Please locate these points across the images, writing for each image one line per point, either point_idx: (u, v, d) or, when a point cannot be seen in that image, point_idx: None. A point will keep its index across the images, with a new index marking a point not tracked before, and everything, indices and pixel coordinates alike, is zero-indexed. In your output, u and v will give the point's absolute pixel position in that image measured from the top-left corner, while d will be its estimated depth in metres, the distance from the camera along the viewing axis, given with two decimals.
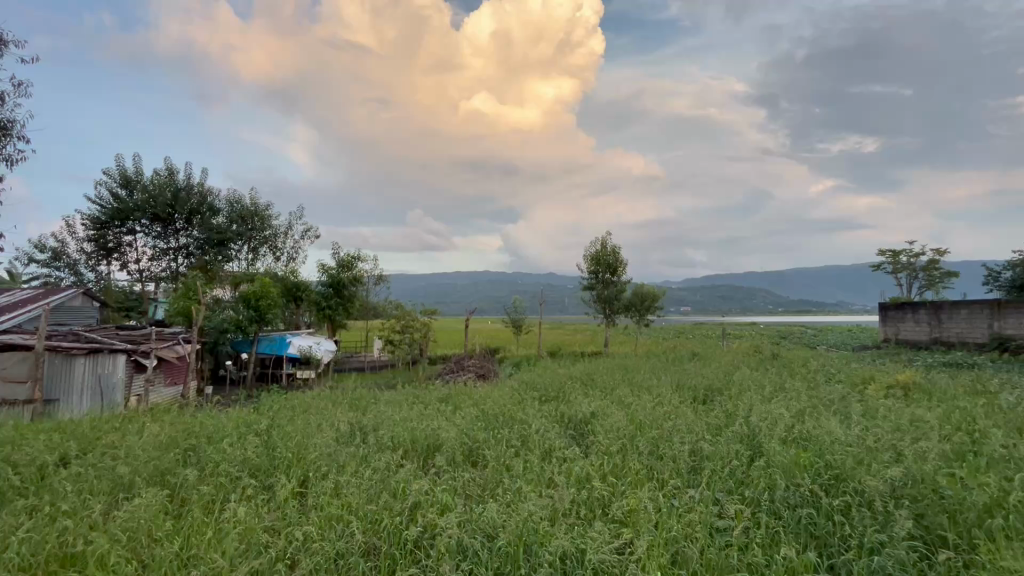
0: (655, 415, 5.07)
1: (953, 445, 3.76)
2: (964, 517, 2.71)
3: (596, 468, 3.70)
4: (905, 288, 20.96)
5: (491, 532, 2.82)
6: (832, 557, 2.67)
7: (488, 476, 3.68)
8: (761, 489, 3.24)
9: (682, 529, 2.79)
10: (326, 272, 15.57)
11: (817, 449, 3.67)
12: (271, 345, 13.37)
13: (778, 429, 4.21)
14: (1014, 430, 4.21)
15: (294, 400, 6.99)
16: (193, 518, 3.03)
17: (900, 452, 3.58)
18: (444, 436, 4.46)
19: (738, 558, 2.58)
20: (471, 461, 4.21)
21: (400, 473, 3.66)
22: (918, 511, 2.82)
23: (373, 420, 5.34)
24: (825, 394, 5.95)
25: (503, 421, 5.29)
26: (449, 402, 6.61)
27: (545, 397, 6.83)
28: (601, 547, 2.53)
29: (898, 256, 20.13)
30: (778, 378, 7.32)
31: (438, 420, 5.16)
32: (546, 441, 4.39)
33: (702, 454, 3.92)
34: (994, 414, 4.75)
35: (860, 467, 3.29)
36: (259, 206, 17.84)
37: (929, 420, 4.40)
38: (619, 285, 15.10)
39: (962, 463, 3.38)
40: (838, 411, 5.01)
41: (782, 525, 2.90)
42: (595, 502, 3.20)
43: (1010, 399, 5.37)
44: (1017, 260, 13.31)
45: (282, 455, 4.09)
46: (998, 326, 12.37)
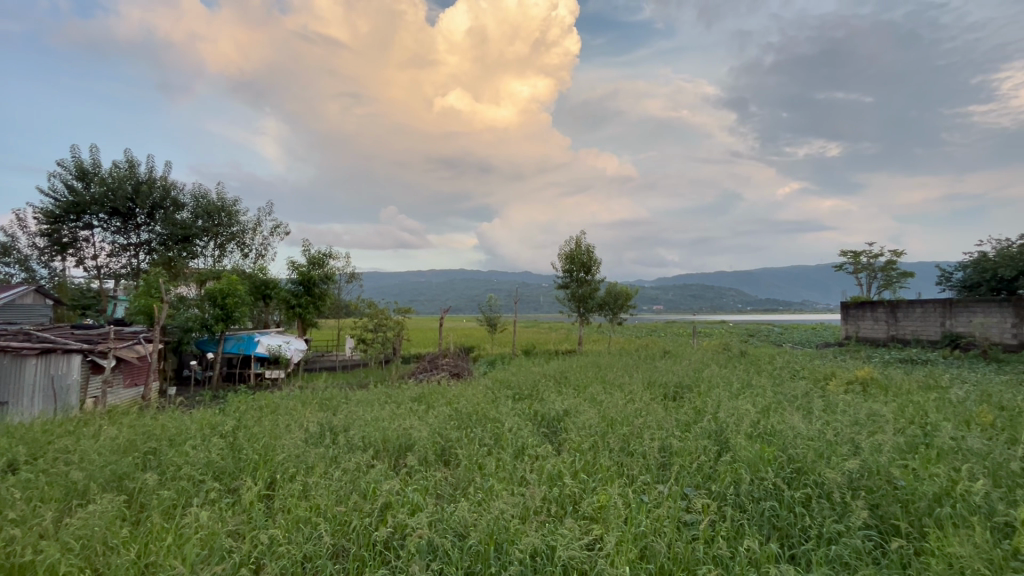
0: (626, 412, 5.15)
1: (906, 438, 3.93)
2: (916, 506, 2.85)
3: (567, 465, 3.73)
4: (864, 287, 21.81)
5: (463, 531, 2.82)
6: (793, 548, 2.77)
7: (460, 475, 3.67)
8: (727, 483, 3.33)
9: (651, 523, 2.85)
10: (296, 270, 15.24)
11: (780, 444, 3.80)
12: (239, 344, 12.96)
13: (744, 424, 4.32)
14: (961, 423, 4.44)
15: (261, 400, 6.80)
16: (152, 524, 2.93)
17: (857, 444, 3.73)
18: (416, 435, 4.41)
19: (704, 550, 2.64)
20: (444, 460, 4.18)
21: (371, 474, 3.62)
22: (873, 501, 2.94)
23: (343, 420, 5.25)
24: (789, 390, 6.16)
25: (476, 420, 5.27)
26: (422, 401, 6.55)
27: (519, 395, 6.84)
28: (571, 544, 2.55)
29: (859, 256, 20.92)
30: (745, 374, 7.53)
31: (410, 419, 5.10)
32: (519, 440, 4.40)
33: (671, 449, 4.00)
34: (945, 407, 5.01)
35: (819, 461, 3.42)
36: (226, 201, 17.33)
37: (885, 415, 4.60)
38: (593, 284, 15.24)
39: (915, 455, 3.55)
40: (800, 407, 5.19)
41: (745, 518, 2.98)
42: (565, 499, 3.23)
43: (960, 394, 5.65)
44: (968, 261, 13.97)
45: (248, 457, 3.99)
46: (950, 324, 13.02)
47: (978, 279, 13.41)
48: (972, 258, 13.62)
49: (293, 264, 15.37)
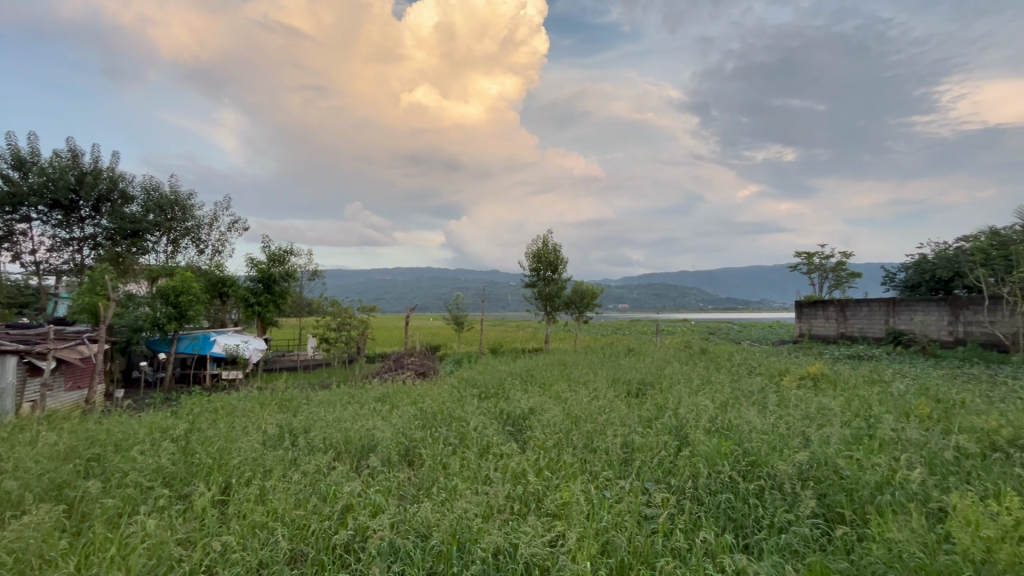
0: (590, 409, 5.24)
1: (852, 430, 4.15)
2: (859, 494, 3.01)
3: (531, 463, 3.75)
4: (817, 287, 22.83)
5: (425, 532, 2.79)
6: (746, 538, 2.87)
7: (424, 475, 3.64)
8: (686, 477, 3.42)
9: (612, 518, 2.90)
10: (255, 267, 14.74)
11: (736, 438, 3.93)
12: (194, 344, 12.41)
13: (703, 420, 4.45)
14: (902, 415, 4.73)
15: (215, 402, 6.54)
16: (95, 535, 2.78)
17: (808, 437, 3.91)
18: (379, 436, 4.35)
19: (663, 543, 2.70)
20: (407, 460, 4.14)
21: (332, 476, 3.55)
22: (821, 491, 3.09)
23: (304, 422, 5.12)
24: (746, 386, 6.38)
25: (441, 419, 5.23)
26: (386, 401, 6.45)
27: (485, 394, 6.83)
28: (533, 541, 2.57)
29: (812, 257, 21.86)
30: (705, 371, 7.76)
31: (373, 420, 5.03)
32: (484, 438, 4.40)
33: (632, 445, 4.08)
34: (888, 400, 5.31)
35: (772, 454, 3.56)
36: (180, 195, 16.60)
37: (833, 408, 4.84)
38: (560, 283, 15.36)
39: (860, 446, 3.74)
40: (756, 402, 5.39)
41: (703, 510, 3.07)
42: (529, 496, 3.25)
43: (902, 388, 6.00)
44: (910, 263, 14.80)
45: (201, 462, 3.83)
46: (893, 322, 13.77)
47: (920, 280, 14.22)
48: (915, 260, 14.42)
49: (251, 261, 14.85)
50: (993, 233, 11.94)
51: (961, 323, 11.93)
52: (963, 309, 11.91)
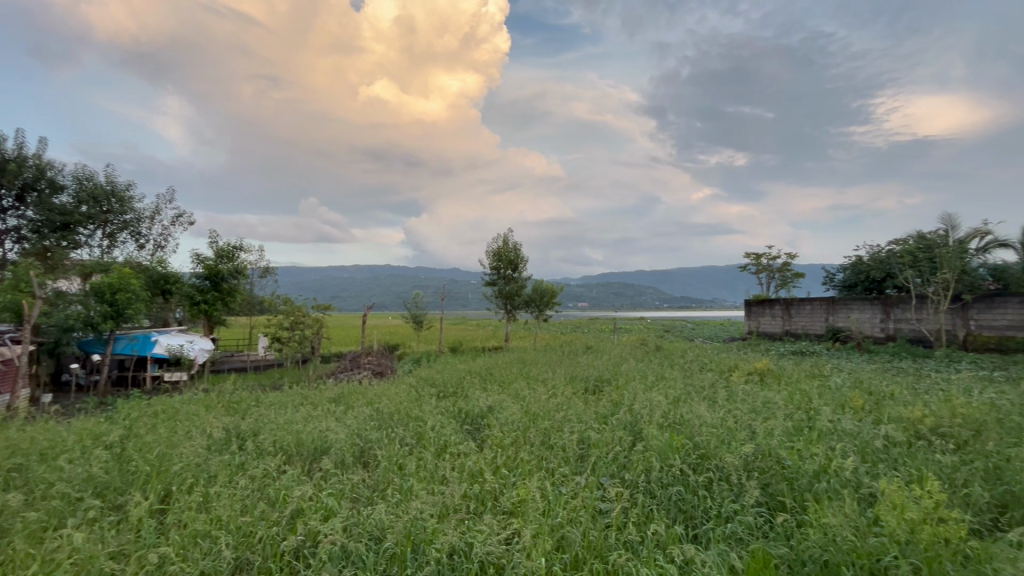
0: (547, 406, 5.29)
1: (794, 422, 4.38)
2: (799, 482, 3.18)
3: (488, 462, 3.74)
4: (764, 287, 23.97)
5: (379, 535, 2.74)
6: (696, 528, 2.97)
7: (378, 476, 3.57)
8: (639, 471, 3.51)
9: (568, 514, 2.94)
10: (200, 263, 14.04)
11: (687, 433, 4.07)
12: (132, 345, 11.66)
13: (656, 415, 4.58)
14: (838, 406, 5.03)
15: (156, 406, 6.17)
16: (15, 551, 2.57)
17: (753, 429, 4.10)
18: (333, 437, 4.23)
19: (616, 537, 2.76)
20: (362, 462, 4.04)
21: (282, 480, 3.43)
22: (765, 481, 3.24)
23: (253, 424, 4.93)
24: (697, 381, 6.64)
25: (399, 419, 5.16)
26: (340, 403, 6.27)
27: (443, 393, 6.76)
28: (489, 540, 2.56)
29: (760, 258, 22.90)
30: (659, 367, 8.02)
31: (327, 421, 4.88)
32: (442, 438, 4.36)
33: (589, 441, 4.16)
34: (826, 393, 5.65)
35: (721, 446, 3.70)
36: (116, 185, 15.59)
37: (776, 402, 5.08)
38: (520, 282, 15.40)
39: (801, 437, 3.95)
40: (707, 397, 5.60)
41: (655, 503, 3.16)
42: (486, 495, 3.24)
43: (839, 381, 6.39)
44: (847, 264, 15.73)
45: (138, 470, 3.61)
46: (833, 320, 14.61)
47: (856, 280, 15.11)
48: (852, 261, 15.30)
49: (196, 256, 14.12)
50: (919, 237, 12.82)
51: (892, 320, 12.77)
52: (893, 307, 12.75)
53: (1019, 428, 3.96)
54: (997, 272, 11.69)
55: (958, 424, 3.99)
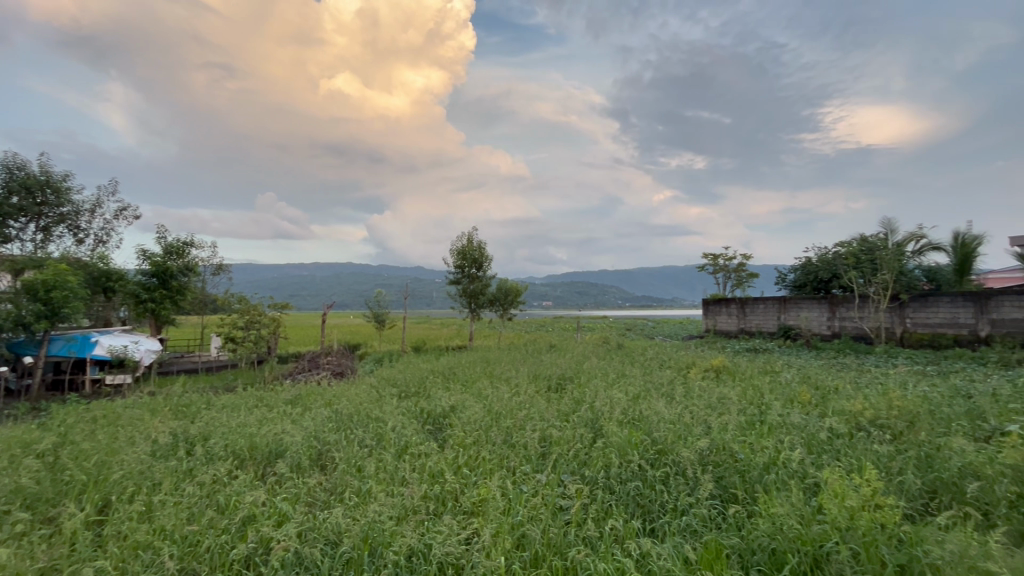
0: (510, 404, 5.31)
1: (747, 416, 4.55)
2: (750, 475, 3.30)
3: (449, 462, 3.70)
4: (720, 286, 24.82)
5: (335, 539, 2.68)
6: (652, 522, 3.03)
7: (336, 479, 3.47)
8: (599, 468, 3.56)
9: (528, 512, 2.95)
10: (147, 259, 13.32)
11: (646, 429, 4.16)
12: (70, 346, 10.91)
13: (616, 412, 4.66)
14: (787, 401, 5.26)
15: (95, 410, 5.81)
16: None
17: (708, 425, 4.24)
18: (289, 440, 4.10)
19: (576, 533, 2.78)
20: (320, 465, 3.93)
21: (232, 486, 3.30)
22: (719, 474, 3.35)
23: (202, 428, 4.71)
24: (657, 378, 6.81)
25: (358, 420, 5.05)
26: (297, 404, 6.08)
27: (405, 393, 6.66)
28: (447, 541, 2.55)
29: (717, 258, 23.68)
30: (620, 365, 8.18)
31: (283, 424, 4.72)
32: (403, 439, 4.30)
33: (550, 439, 4.19)
34: (776, 388, 5.90)
35: (677, 442, 3.80)
36: (52, 175, 14.63)
37: (731, 397, 5.27)
38: (484, 281, 15.36)
39: (752, 430, 4.11)
40: (664, 393, 5.75)
41: (615, 499, 3.21)
42: (446, 495, 3.21)
43: (789, 377, 6.69)
44: (797, 265, 16.47)
45: (73, 479, 3.39)
46: (784, 318, 15.27)
47: (805, 280, 15.84)
48: (801, 262, 16.02)
49: (142, 252, 13.38)
50: (862, 240, 13.56)
51: (837, 318, 13.47)
52: (839, 306, 13.45)
53: (948, 419, 4.24)
54: (930, 273, 12.52)
55: (895, 415, 4.25)
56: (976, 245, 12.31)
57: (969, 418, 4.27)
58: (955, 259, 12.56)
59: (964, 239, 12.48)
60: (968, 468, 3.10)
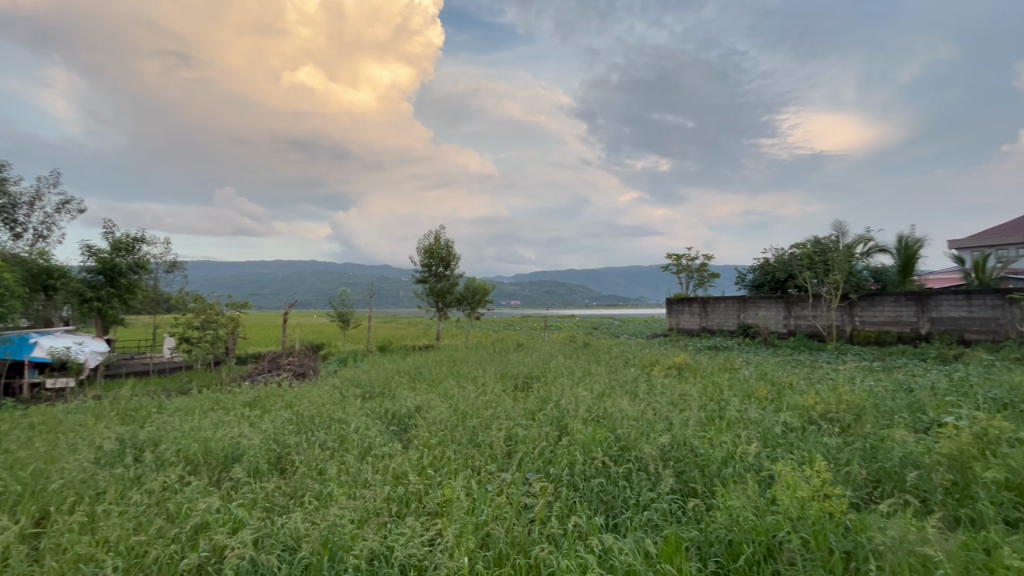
0: (477, 403, 5.30)
1: (707, 412, 4.68)
2: (709, 469, 3.40)
3: (414, 462, 3.66)
4: (683, 286, 25.48)
5: (294, 544, 2.60)
6: (616, 517, 3.08)
7: (295, 483, 3.38)
8: (564, 465, 3.59)
9: (492, 511, 2.94)
10: (93, 256, 12.61)
11: (610, 426, 4.23)
12: (6, 347, 10.22)
13: (582, 410, 4.72)
14: (745, 396, 5.45)
15: (34, 416, 5.45)
16: None
17: (670, 421, 4.34)
18: (246, 444, 3.96)
19: (540, 531, 2.79)
20: (279, 468, 3.81)
21: (184, 493, 3.16)
22: (679, 469, 3.44)
23: (153, 433, 4.49)
24: (621, 376, 6.94)
25: (320, 421, 4.93)
26: (256, 407, 5.87)
27: (369, 394, 6.53)
28: (410, 543, 2.52)
29: (680, 258, 24.31)
30: (586, 363, 8.29)
31: (240, 427, 4.56)
32: (366, 440, 4.22)
33: (516, 437, 4.20)
34: (735, 385, 6.11)
35: (640, 438, 3.88)
36: None
37: (692, 394, 5.41)
38: (452, 280, 15.23)
39: (712, 426, 4.23)
40: (629, 391, 5.86)
41: (579, 496, 3.25)
42: (411, 496, 3.17)
43: (747, 373, 6.94)
44: (755, 266, 17.08)
45: (6, 489, 3.17)
46: (743, 317, 15.81)
47: (763, 280, 16.44)
48: (759, 263, 16.61)
49: (87, 248, 12.64)
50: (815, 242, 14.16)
51: (793, 317, 14.04)
52: (794, 305, 14.02)
53: (892, 412, 4.49)
54: (877, 274, 13.21)
55: (843, 409, 4.47)
56: (918, 247, 13.06)
57: (911, 411, 4.54)
58: (899, 260, 13.29)
59: (907, 242, 13.22)
60: (909, 457, 3.28)
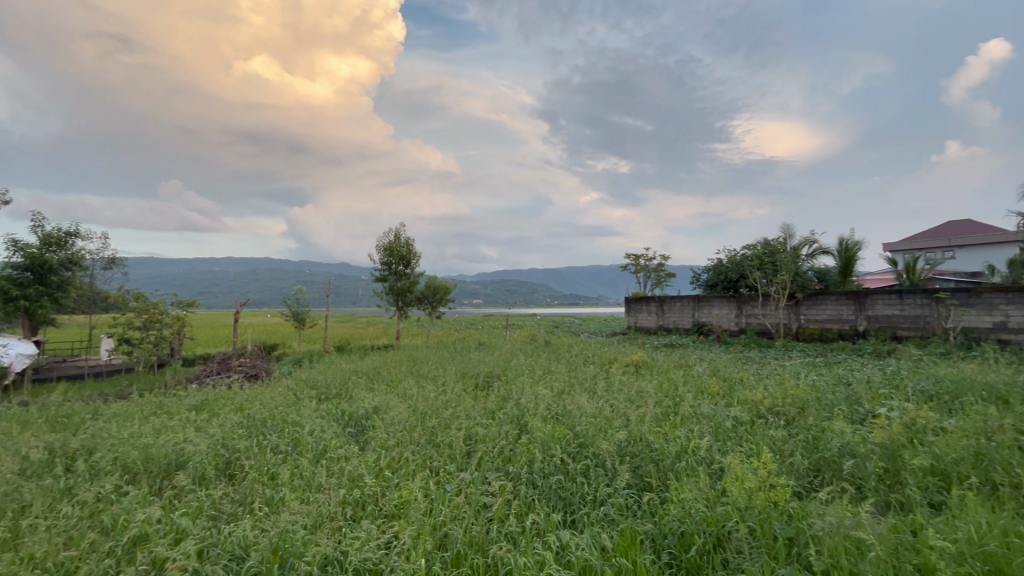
0: (436, 403, 5.25)
1: (663, 408, 4.81)
2: (664, 463, 3.49)
3: (371, 464, 3.58)
4: (641, 285, 26.13)
5: (241, 554, 2.49)
6: (574, 513, 3.12)
7: (245, 489, 3.24)
8: (523, 463, 3.60)
9: (450, 511, 2.91)
10: (19, 251, 11.69)
11: (568, 424, 4.27)
12: None
13: (541, 408, 4.75)
14: (698, 392, 5.66)
15: None
16: None
17: (628, 417, 4.43)
18: (192, 449, 3.77)
19: (498, 530, 2.79)
20: (227, 474, 3.65)
21: (122, 503, 2.97)
22: (636, 465, 3.52)
23: (87, 441, 4.20)
24: (581, 373, 7.05)
25: (273, 424, 4.77)
26: (203, 410, 5.61)
27: (325, 395, 6.36)
28: (365, 547, 2.47)
29: (639, 258, 24.92)
30: (546, 361, 8.38)
31: (185, 432, 4.33)
32: (321, 443, 4.10)
33: (475, 437, 4.19)
34: (688, 381, 6.32)
35: (597, 434, 3.95)
36: None
37: (648, 391, 5.56)
38: (412, 279, 15.01)
39: (667, 422, 4.35)
40: (588, 388, 5.96)
41: (537, 494, 3.26)
42: (366, 499, 3.10)
43: (700, 370, 7.19)
44: (709, 266, 17.71)
45: None
46: (698, 315, 16.36)
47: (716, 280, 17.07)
48: (713, 263, 17.21)
49: (13, 242, 11.69)
50: (764, 243, 14.81)
51: (744, 315, 14.65)
52: (745, 304, 14.62)
53: (832, 404, 4.75)
54: (820, 275, 13.95)
55: (788, 403, 4.70)
56: (857, 249, 13.87)
57: (848, 403, 4.82)
58: (840, 261, 14.08)
59: (847, 245, 14.02)
60: (847, 447, 3.49)
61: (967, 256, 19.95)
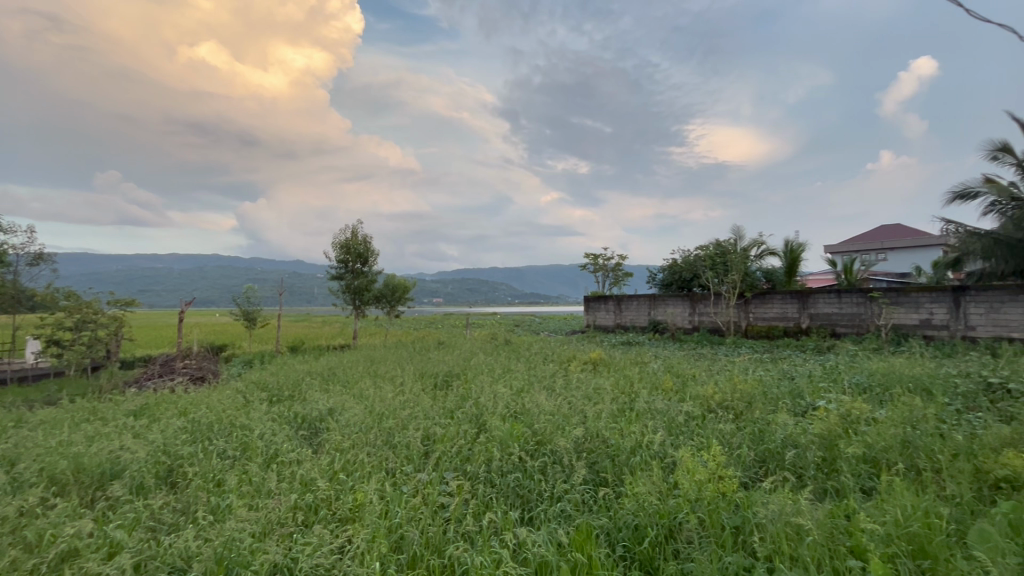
0: (393, 404, 5.16)
1: (619, 405, 4.92)
2: (619, 458, 3.56)
3: (324, 467, 3.48)
4: (600, 284, 26.61)
5: (183, 566, 2.37)
6: (531, 510, 3.14)
7: (188, 497, 3.08)
8: (481, 462, 3.60)
9: (407, 513, 2.87)
10: None
11: (527, 421, 4.30)
12: None
13: (499, 407, 4.75)
14: (652, 388, 5.83)
15: None
16: None
17: (585, 414, 4.49)
18: (129, 458, 3.55)
19: (454, 530, 2.77)
20: (169, 482, 3.46)
21: (48, 517, 2.77)
22: (592, 460, 3.58)
23: (8, 451, 3.87)
24: (540, 371, 7.12)
25: (220, 428, 4.56)
26: (142, 415, 5.30)
27: (277, 398, 6.12)
28: (318, 551, 2.40)
29: (597, 258, 25.35)
30: (505, 360, 8.42)
31: (123, 439, 4.07)
32: (272, 446, 3.95)
33: (433, 437, 4.15)
34: (643, 377, 6.50)
35: (555, 432, 3.99)
36: None
37: (605, 387, 5.69)
38: (370, 277, 14.70)
39: (623, 417, 4.45)
40: (546, 386, 6.02)
41: (495, 492, 3.26)
42: (319, 503, 3.01)
43: (655, 367, 7.39)
44: (665, 266, 18.21)
45: None
46: (654, 313, 16.81)
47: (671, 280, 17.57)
48: (669, 263, 17.71)
49: None
50: (716, 244, 15.38)
51: (697, 313, 15.16)
52: (698, 303, 15.14)
53: (776, 398, 4.99)
54: (767, 275, 14.62)
55: (737, 398, 4.90)
56: (800, 251, 14.62)
57: (791, 396, 5.09)
58: (785, 262, 14.79)
59: (792, 246, 14.74)
60: (789, 438, 3.68)
61: (898, 258, 21.42)
